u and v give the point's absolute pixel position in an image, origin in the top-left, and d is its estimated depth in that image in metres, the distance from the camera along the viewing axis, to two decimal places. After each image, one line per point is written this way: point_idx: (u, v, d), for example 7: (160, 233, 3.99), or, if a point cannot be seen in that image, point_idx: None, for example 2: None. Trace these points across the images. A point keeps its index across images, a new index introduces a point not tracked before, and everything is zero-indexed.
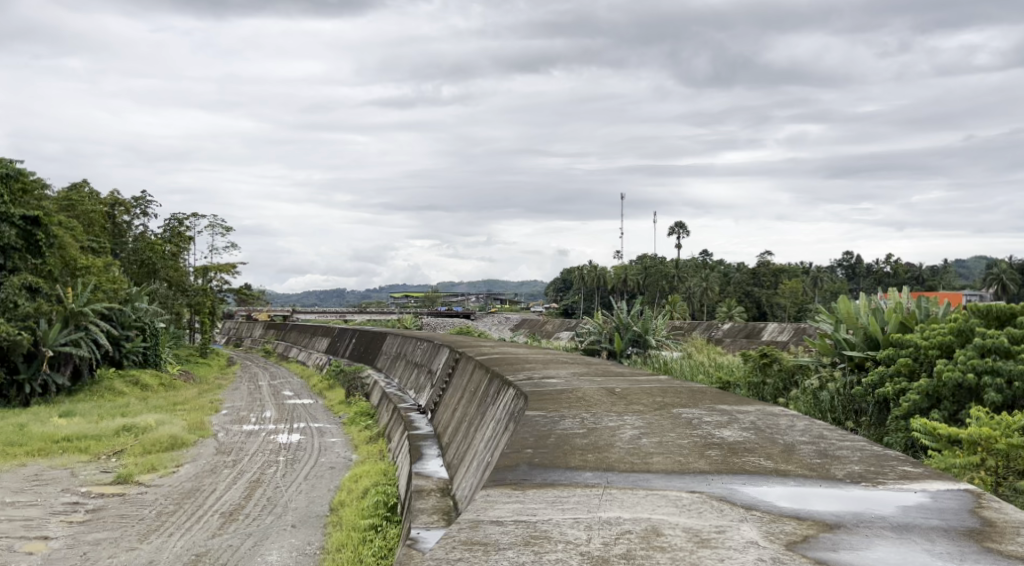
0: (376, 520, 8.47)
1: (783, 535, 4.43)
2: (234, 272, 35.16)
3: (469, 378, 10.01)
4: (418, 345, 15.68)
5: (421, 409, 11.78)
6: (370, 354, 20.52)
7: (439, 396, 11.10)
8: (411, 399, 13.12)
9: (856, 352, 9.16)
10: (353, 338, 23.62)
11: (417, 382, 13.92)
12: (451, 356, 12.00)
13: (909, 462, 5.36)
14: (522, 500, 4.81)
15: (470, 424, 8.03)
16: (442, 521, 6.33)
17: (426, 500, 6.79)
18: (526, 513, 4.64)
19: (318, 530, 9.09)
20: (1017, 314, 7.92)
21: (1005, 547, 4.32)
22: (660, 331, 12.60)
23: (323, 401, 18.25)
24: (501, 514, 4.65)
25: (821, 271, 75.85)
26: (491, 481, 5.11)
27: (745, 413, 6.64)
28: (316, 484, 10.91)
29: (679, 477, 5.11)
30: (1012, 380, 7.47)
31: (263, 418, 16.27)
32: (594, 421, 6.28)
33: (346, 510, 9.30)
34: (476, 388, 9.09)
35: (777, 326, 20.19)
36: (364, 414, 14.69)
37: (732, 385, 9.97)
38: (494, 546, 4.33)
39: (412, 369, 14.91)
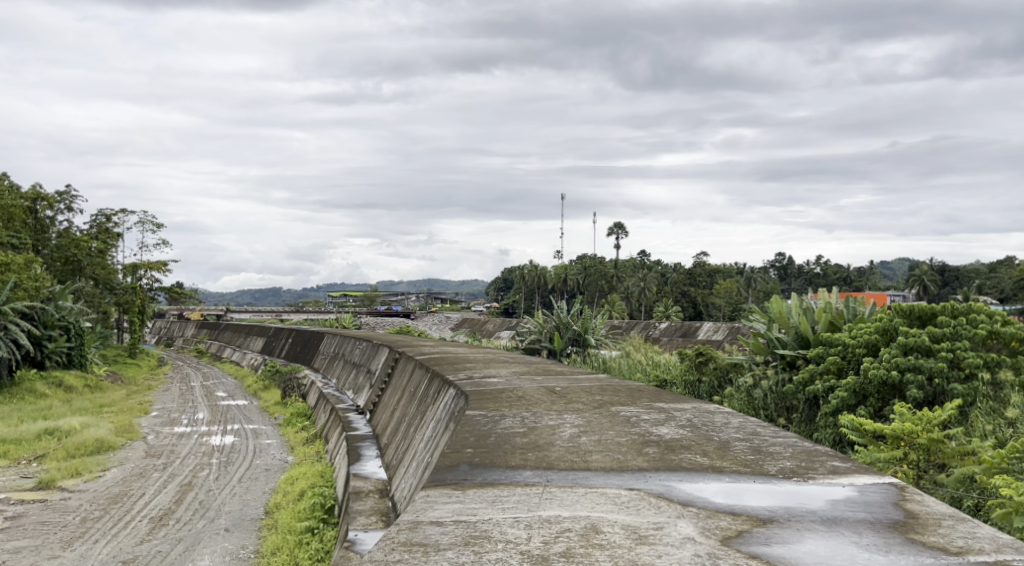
0: (312, 522, 8.49)
1: (718, 530, 4.60)
2: (164, 270, 34.64)
3: (408, 378, 10.07)
4: (356, 344, 15.67)
5: (359, 409, 11.84)
6: (308, 353, 20.42)
7: (379, 396, 11.15)
8: (350, 399, 13.15)
9: (787, 350, 9.43)
10: (289, 338, 23.48)
11: (355, 382, 13.92)
12: (391, 356, 12.05)
13: (838, 457, 5.59)
14: (463, 500, 4.91)
15: (409, 424, 8.10)
16: (380, 523, 6.41)
17: (365, 501, 6.85)
18: (467, 514, 4.75)
19: (252, 534, 9.08)
20: (938, 314, 8.25)
21: (927, 538, 4.53)
22: (598, 330, 12.79)
23: (258, 402, 18.11)
24: (442, 515, 4.75)
25: (754, 270, 77.19)
26: (431, 481, 5.20)
27: (681, 411, 6.82)
28: (250, 486, 10.87)
29: (618, 474, 5.27)
30: (933, 377, 7.80)
31: (195, 420, 16.07)
32: (535, 420, 6.41)
33: (282, 512, 9.32)
34: (415, 388, 9.16)
35: (710, 325, 20.58)
36: (301, 415, 14.67)
37: (668, 383, 10.20)
38: (434, 547, 4.43)
39: (351, 370, 14.89)
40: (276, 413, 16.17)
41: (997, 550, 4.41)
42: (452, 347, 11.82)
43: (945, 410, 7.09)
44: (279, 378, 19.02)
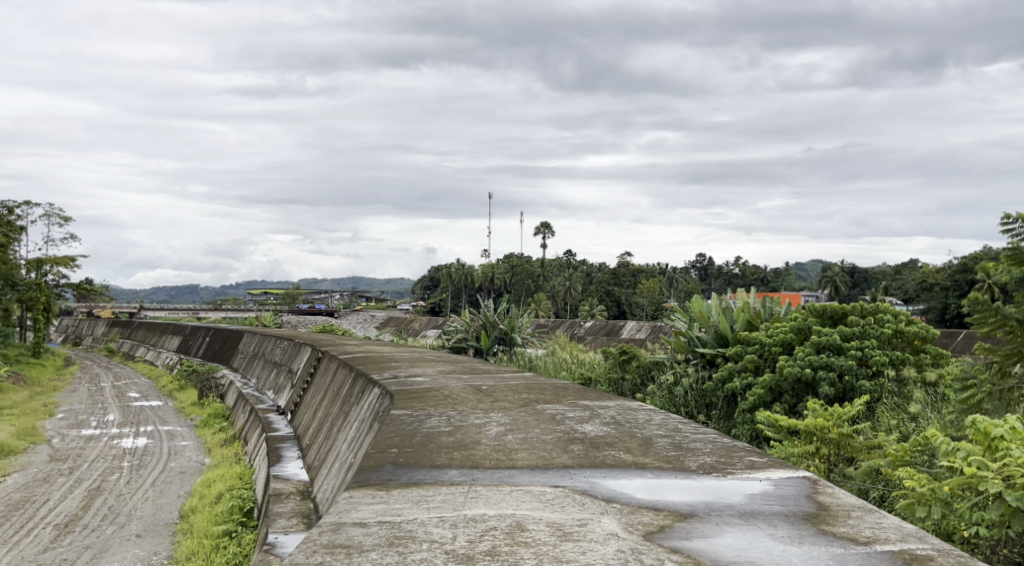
0: (230, 525, 8.46)
1: (640, 526, 4.75)
2: (71, 267, 33.78)
3: (331, 377, 10.09)
4: (277, 343, 15.58)
5: (280, 409, 11.81)
6: (226, 353, 20.18)
7: (300, 395, 11.13)
8: (271, 399, 13.07)
9: (707, 348, 9.72)
10: (206, 336, 23.18)
11: (275, 381, 13.84)
12: (313, 355, 12.04)
13: (755, 452, 5.84)
14: (387, 501, 5.01)
15: (332, 424, 8.14)
16: (301, 525, 6.44)
17: (285, 504, 6.87)
18: (391, 514, 4.84)
19: (165, 539, 9.02)
20: (849, 313, 8.61)
21: (837, 529, 4.71)
22: (525, 328, 13.01)
23: (174, 402, 17.85)
24: (366, 515, 4.84)
25: (677, 271, 78.64)
26: (356, 481, 5.29)
27: (605, 408, 7.02)
28: (164, 490, 10.78)
29: (544, 472, 5.42)
30: (844, 374, 8.13)
31: (104, 422, 15.76)
32: (462, 419, 6.54)
33: (198, 516, 9.28)
34: (339, 387, 9.21)
35: (634, 323, 21.06)
36: (219, 415, 14.54)
37: (592, 382, 10.41)
38: (357, 548, 4.50)
39: (272, 369, 14.81)
40: (193, 413, 15.96)
41: (903, 539, 4.60)
42: (378, 346, 11.86)
43: (854, 406, 7.41)
44: (196, 378, 18.73)
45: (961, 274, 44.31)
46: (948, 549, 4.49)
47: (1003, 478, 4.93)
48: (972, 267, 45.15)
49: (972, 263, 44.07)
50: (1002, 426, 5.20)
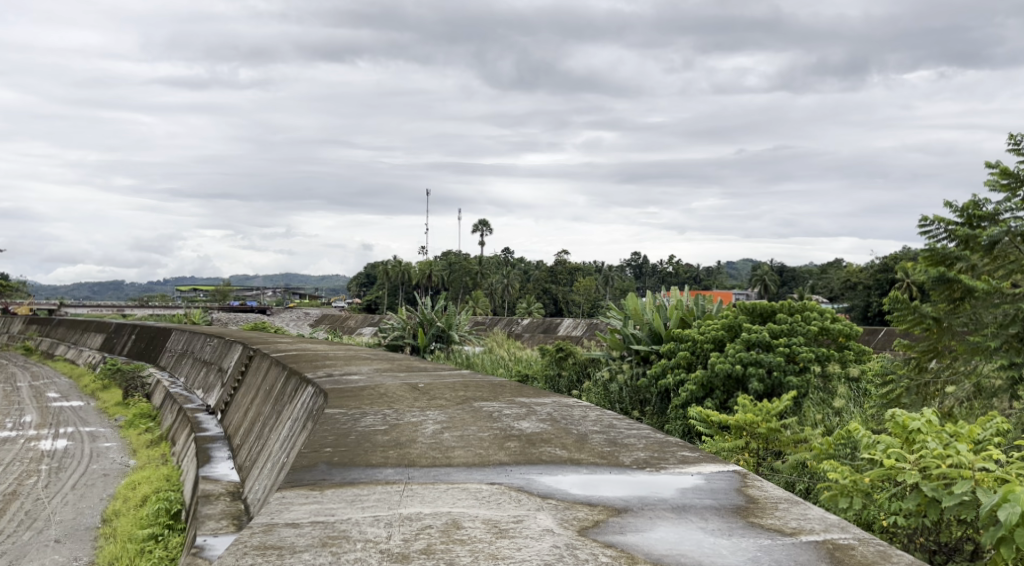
0: (156, 528, 8.39)
1: (575, 521, 4.75)
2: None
3: (264, 374, 10.04)
4: (207, 341, 15.41)
5: (210, 409, 11.70)
6: (153, 351, 19.86)
7: (232, 393, 11.05)
8: (201, 399, 12.91)
9: (642, 345, 9.91)
10: (132, 334, 22.78)
11: (205, 380, 13.69)
12: (245, 353, 11.96)
13: (687, 447, 5.99)
14: (321, 501, 4.87)
15: (265, 423, 8.11)
16: (231, 527, 6.32)
17: (214, 506, 6.76)
18: (325, 514, 4.70)
19: (86, 545, 8.90)
20: (777, 310, 8.86)
21: (765, 521, 4.74)
22: (462, 325, 13.13)
23: (97, 403, 17.48)
24: (299, 516, 4.68)
25: (612, 270, 79.50)
26: (289, 481, 5.16)
27: (542, 405, 7.14)
28: (85, 493, 10.61)
29: (480, 469, 5.48)
30: (772, 370, 8.38)
31: (22, 424, 15.39)
32: (398, 417, 6.60)
33: (121, 520, 9.17)
34: (271, 385, 9.18)
35: (571, 321, 21.28)
36: (145, 415, 14.27)
37: (530, 378, 10.52)
38: (289, 550, 4.34)
39: (201, 368, 14.63)
40: (116, 414, 15.65)
41: (826, 529, 4.64)
42: (312, 344, 11.84)
43: (782, 401, 7.64)
44: (120, 376, 18.33)
45: (883, 274, 45.62)
46: (869, 538, 4.53)
47: (920, 469, 5.06)
48: (893, 267, 46.60)
49: (894, 263, 45.52)
50: (919, 420, 5.37)
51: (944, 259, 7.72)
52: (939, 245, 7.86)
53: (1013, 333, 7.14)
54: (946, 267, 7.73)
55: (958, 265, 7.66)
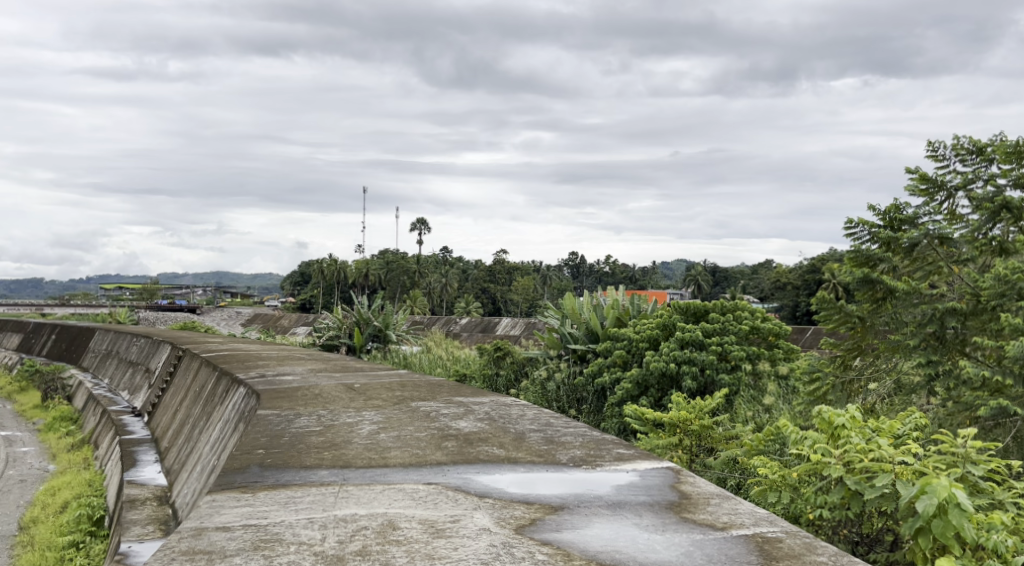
0: (77, 536, 8.19)
1: (512, 520, 4.81)
2: None
3: (194, 375, 9.90)
4: (133, 342, 15.12)
5: (135, 411, 11.48)
6: (75, 352, 19.40)
7: (159, 395, 10.86)
8: (126, 401, 12.64)
9: (579, 344, 10.01)
10: (54, 334, 22.23)
11: (130, 382, 13.43)
12: (174, 354, 11.78)
13: (622, 445, 6.09)
14: (253, 504, 4.85)
15: (195, 425, 8.00)
16: (158, 532, 6.18)
17: (140, 510, 6.64)
18: (257, 517, 4.68)
19: (2, 553, 8.68)
20: (710, 310, 9.03)
21: (697, 516, 4.86)
22: (399, 325, 13.13)
23: (15, 405, 17.01)
24: (230, 519, 4.66)
25: (549, 270, 79.96)
26: (219, 484, 5.12)
27: (479, 404, 7.19)
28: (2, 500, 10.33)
29: (416, 469, 5.51)
30: (705, 368, 8.54)
31: None
32: (333, 418, 6.59)
33: (40, 527, 8.95)
34: (202, 386, 9.07)
35: (509, 319, 21.43)
36: (65, 419, 13.85)
37: (467, 378, 10.52)
38: (220, 554, 4.32)
39: (127, 369, 14.35)
40: (36, 416, 15.24)
41: (755, 523, 4.76)
42: (244, 344, 11.70)
43: (714, 399, 7.77)
44: (39, 378, 17.84)
45: (812, 276, 46.69)
46: (796, 531, 4.67)
47: (845, 463, 5.21)
48: (820, 268, 47.76)
49: (821, 264, 46.63)
50: (844, 416, 5.53)
51: (867, 260, 7.93)
52: (863, 246, 8.10)
53: (931, 331, 7.41)
54: (869, 268, 7.94)
55: (881, 267, 7.86)
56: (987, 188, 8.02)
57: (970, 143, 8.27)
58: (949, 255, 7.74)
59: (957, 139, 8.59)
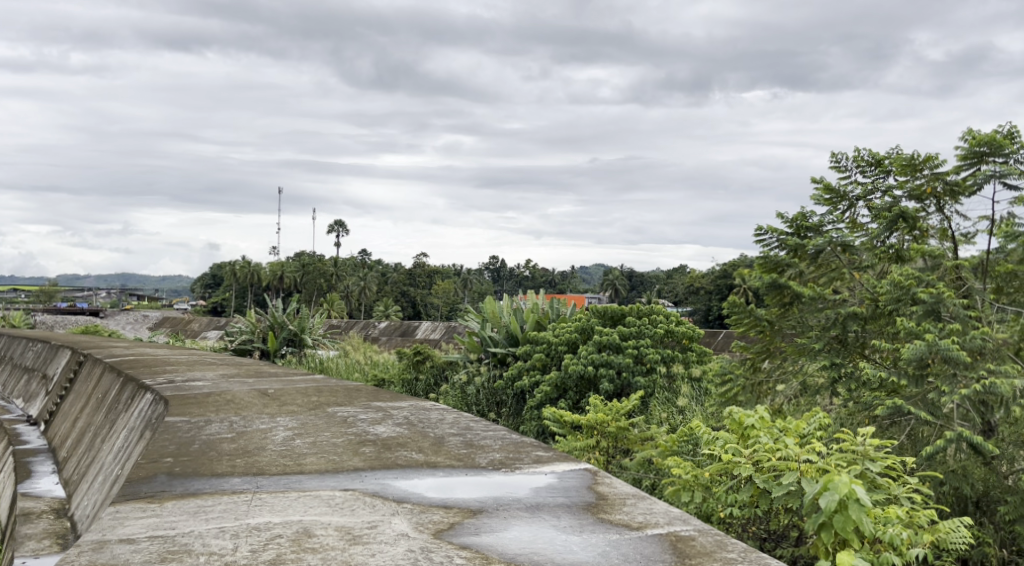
0: None
1: (430, 524, 4.77)
2: None
3: (96, 382, 9.58)
4: (29, 347, 14.56)
5: (31, 420, 11.05)
6: None
7: (57, 402, 10.47)
8: (21, 408, 12.16)
9: (499, 348, 10.03)
10: None
11: (26, 389, 12.92)
12: (74, 360, 11.37)
13: (541, 448, 6.11)
14: (159, 514, 4.72)
15: (97, 434, 7.75)
16: (55, 547, 5.96)
17: (36, 524, 6.39)
18: (164, 528, 4.56)
19: None
20: (627, 314, 9.11)
21: (614, 517, 4.90)
22: (316, 330, 12.96)
23: None
24: (135, 531, 4.53)
25: (468, 274, 79.98)
26: (124, 494, 4.97)
27: (398, 409, 7.13)
28: None
29: (333, 476, 5.43)
30: (622, 370, 8.63)
31: None
32: (246, 425, 6.46)
33: None
34: (104, 393, 8.78)
35: (429, 325, 21.48)
36: None
37: (386, 383, 10.41)
38: None
39: (22, 375, 13.80)
40: None
41: (669, 523, 4.81)
42: (150, 349, 11.36)
43: (631, 401, 7.85)
44: None
45: (724, 281, 47.71)
46: (708, 529, 4.73)
47: (754, 462, 5.32)
48: (732, 274, 48.77)
49: (733, 269, 47.65)
50: (753, 417, 5.64)
51: (776, 266, 8.15)
52: (773, 251, 8.30)
53: (834, 334, 7.61)
54: (778, 274, 8.16)
55: (788, 272, 8.09)
56: (885, 198, 8.28)
57: (870, 155, 8.53)
58: (851, 262, 8.00)
59: (859, 151, 8.84)
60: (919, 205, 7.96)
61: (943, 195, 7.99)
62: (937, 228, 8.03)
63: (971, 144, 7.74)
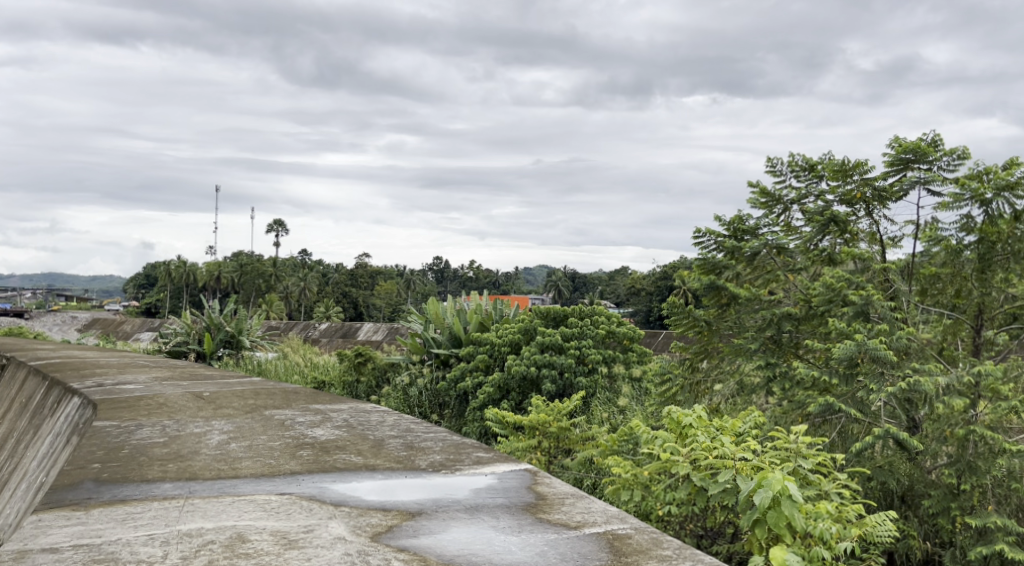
0: None
1: (368, 527, 4.70)
2: None
3: (22, 386, 9.29)
4: None
5: None
6: None
7: None
8: None
9: (442, 349, 9.97)
10: None
11: None
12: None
13: (481, 449, 6.06)
14: (85, 522, 4.58)
15: (22, 439, 7.52)
16: None
17: None
18: (89, 536, 4.43)
19: None
20: (570, 315, 9.11)
21: (553, 516, 4.88)
22: (254, 331, 12.76)
23: None
24: (59, 539, 4.39)
25: (411, 275, 79.62)
26: (48, 502, 4.82)
27: (337, 412, 7.03)
28: None
29: (269, 479, 5.33)
30: (564, 371, 8.62)
31: None
32: (179, 428, 6.32)
33: None
34: (31, 397, 8.52)
35: (370, 326, 21.29)
36: None
37: (325, 385, 10.20)
38: None
39: None
40: None
41: (607, 521, 4.80)
42: (79, 351, 11.07)
43: (572, 401, 7.85)
44: None
45: (665, 283, 48.19)
46: (645, 527, 4.73)
47: (692, 461, 5.33)
48: (673, 277, 49.25)
49: (673, 272, 48.11)
50: (691, 416, 5.66)
51: (714, 268, 8.21)
52: (711, 254, 8.36)
53: (769, 334, 7.69)
54: (716, 275, 8.23)
55: (726, 274, 8.17)
56: (818, 203, 8.40)
57: (804, 160, 8.64)
58: (786, 264, 8.13)
59: (794, 156, 8.96)
60: (850, 210, 8.09)
61: (872, 200, 8.14)
62: (867, 232, 8.18)
63: (898, 151, 7.89)
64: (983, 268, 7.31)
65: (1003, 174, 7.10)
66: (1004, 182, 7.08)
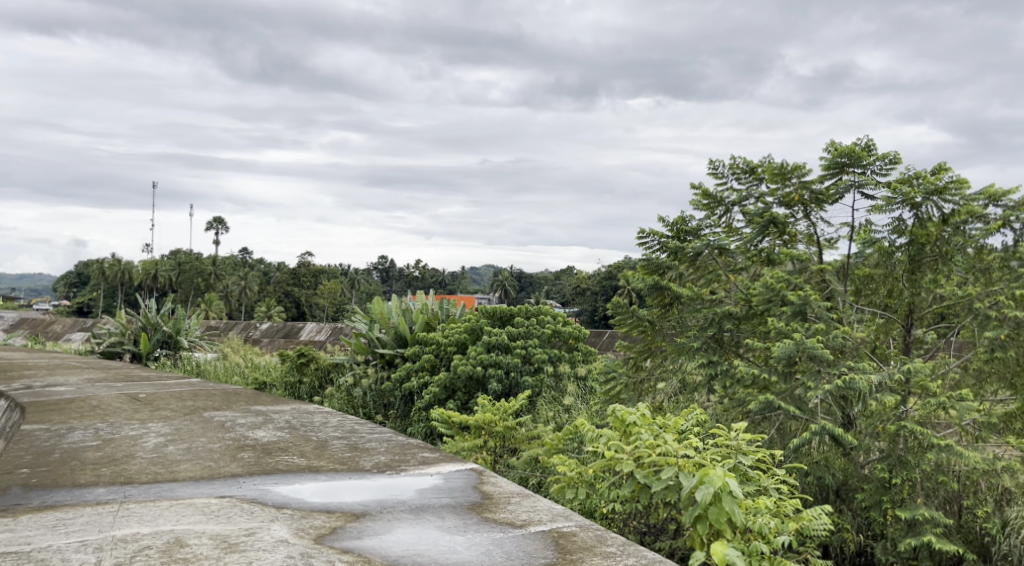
0: None
1: (311, 530, 4.62)
2: None
3: None
4: None
5: None
6: None
7: None
8: None
9: (386, 349, 9.86)
10: None
11: None
12: None
13: (426, 449, 6.00)
14: (14, 529, 4.44)
15: None
16: None
17: None
18: (18, 544, 4.29)
19: None
20: (516, 315, 9.08)
21: (499, 515, 4.84)
22: (192, 331, 12.52)
23: None
24: None
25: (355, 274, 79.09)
26: None
27: (279, 413, 6.91)
28: None
29: (209, 482, 5.21)
30: (510, 371, 8.58)
31: None
32: (113, 431, 6.15)
33: None
34: None
35: (313, 326, 21.05)
36: None
37: (267, 386, 10.03)
38: None
39: None
40: None
41: (552, 519, 4.78)
42: (7, 352, 10.74)
43: (517, 400, 7.81)
44: None
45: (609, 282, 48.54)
46: (589, 524, 4.71)
47: (635, 458, 5.32)
48: (616, 277, 49.59)
49: (616, 272, 48.46)
50: (634, 414, 5.65)
51: (657, 268, 8.22)
52: (654, 254, 8.36)
53: (710, 333, 7.73)
54: (659, 275, 8.22)
55: (669, 274, 8.18)
56: (758, 204, 8.48)
57: (745, 163, 8.71)
58: (727, 265, 8.21)
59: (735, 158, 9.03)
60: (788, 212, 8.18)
61: (810, 203, 8.24)
62: (805, 233, 8.28)
63: (833, 155, 7.99)
64: (913, 269, 7.44)
65: (932, 180, 7.20)
66: (933, 187, 7.20)
